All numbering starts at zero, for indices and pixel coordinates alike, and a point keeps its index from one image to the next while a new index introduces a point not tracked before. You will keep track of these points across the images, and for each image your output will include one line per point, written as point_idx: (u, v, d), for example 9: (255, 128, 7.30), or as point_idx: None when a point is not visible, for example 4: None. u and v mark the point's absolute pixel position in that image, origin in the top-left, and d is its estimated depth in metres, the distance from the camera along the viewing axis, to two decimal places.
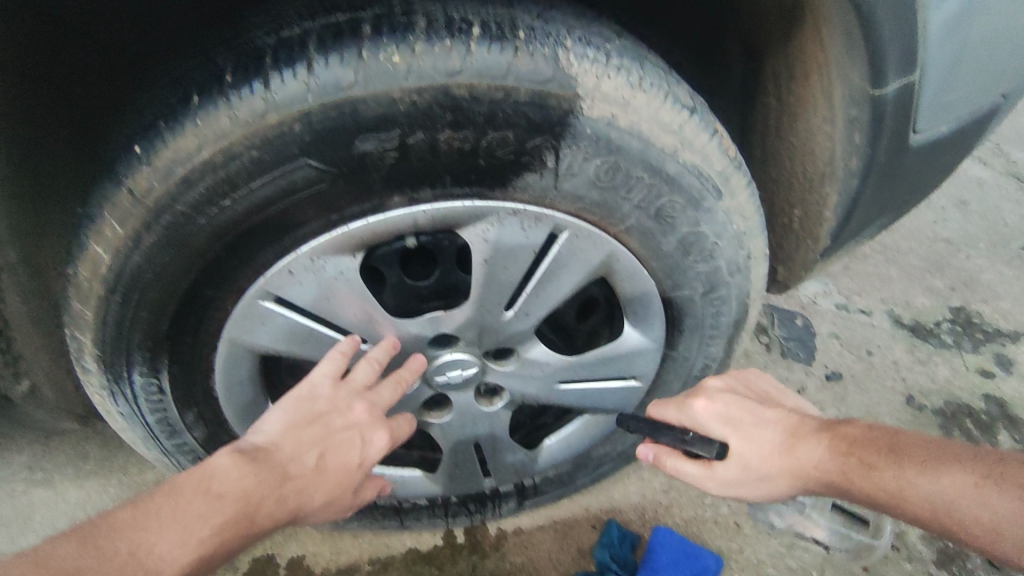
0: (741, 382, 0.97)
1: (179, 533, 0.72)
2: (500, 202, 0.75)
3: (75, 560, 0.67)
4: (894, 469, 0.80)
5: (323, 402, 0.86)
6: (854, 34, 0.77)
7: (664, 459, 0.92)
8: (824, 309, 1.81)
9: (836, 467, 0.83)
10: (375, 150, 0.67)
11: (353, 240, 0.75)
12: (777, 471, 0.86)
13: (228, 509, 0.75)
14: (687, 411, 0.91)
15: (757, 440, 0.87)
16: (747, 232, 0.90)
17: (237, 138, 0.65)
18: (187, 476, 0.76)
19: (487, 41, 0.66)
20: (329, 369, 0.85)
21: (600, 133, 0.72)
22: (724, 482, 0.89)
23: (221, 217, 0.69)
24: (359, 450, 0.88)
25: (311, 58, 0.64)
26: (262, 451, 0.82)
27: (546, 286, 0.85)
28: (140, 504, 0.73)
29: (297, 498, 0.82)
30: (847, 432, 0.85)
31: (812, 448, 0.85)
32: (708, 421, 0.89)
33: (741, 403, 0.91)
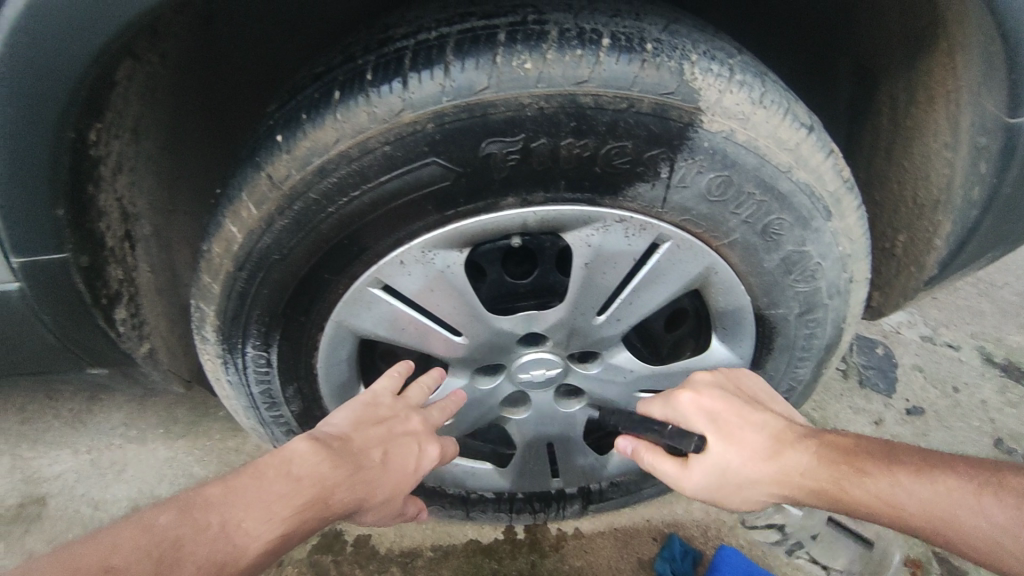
0: (733, 379, 0.90)
1: (263, 511, 0.75)
2: (608, 210, 0.76)
3: (174, 529, 0.71)
4: (889, 476, 0.77)
5: (385, 408, 0.91)
6: (995, 60, 0.75)
7: (642, 454, 0.90)
8: (907, 340, 1.74)
9: (825, 475, 0.79)
10: (499, 153, 0.70)
11: (463, 236, 0.78)
12: (760, 475, 0.82)
13: (306, 491, 0.78)
14: (672, 405, 0.89)
15: (741, 442, 0.83)
16: (853, 255, 0.88)
17: (374, 134, 0.69)
18: (269, 459, 0.80)
19: (616, 51, 0.68)
20: (388, 385, 0.92)
21: (717, 147, 0.72)
22: (703, 484, 0.86)
23: (348, 206, 0.74)
24: (417, 456, 0.90)
25: (448, 61, 0.67)
26: (335, 440, 0.85)
27: (639, 295, 0.87)
28: (229, 481, 0.77)
29: (365, 489, 0.84)
30: (836, 440, 0.82)
31: (801, 454, 0.81)
32: (691, 415, 0.86)
33: (733, 402, 0.86)
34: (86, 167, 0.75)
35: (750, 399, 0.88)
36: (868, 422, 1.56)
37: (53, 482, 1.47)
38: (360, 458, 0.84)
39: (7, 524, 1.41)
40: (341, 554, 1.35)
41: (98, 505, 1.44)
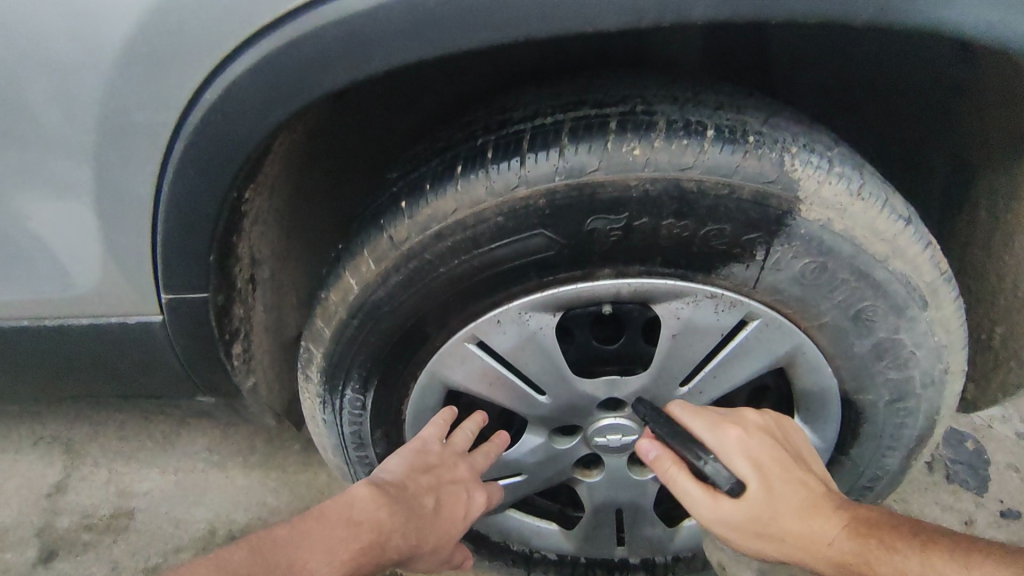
0: (779, 426, 0.88)
1: (325, 554, 0.79)
2: (700, 285, 0.80)
3: (247, 566, 0.74)
4: (919, 555, 0.77)
5: (433, 456, 0.94)
6: None
7: (666, 469, 0.85)
8: (1000, 436, 1.63)
9: (851, 549, 0.79)
10: (602, 228, 0.76)
11: (559, 301, 0.83)
12: (786, 531, 0.81)
13: (364, 536, 0.82)
14: (717, 434, 0.83)
15: (777, 497, 0.81)
16: (948, 345, 0.87)
17: (490, 205, 0.76)
18: (331, 503, 0.84)
19: (720, 142, 0.73)
20: (436, 433, 0.95)
21: (814, 235, 0.75)
22: (720, 523, 0.83)
23: (458, 268, 0.80)
24: (465, 504, 0.94)
25: (563, 144, 0.74)
26: (391, 488, 0.89)
27: (724, 369, 0.88)
28: (296, 525, 0.82)
29: (417, 536, 0.87)
30: (867, 514, 0.82)
31: (833, 525, 0.81)
32: (735, 452, 0.82)
33: (778, 453, 0.83)
34: (236, 221, 0.85)
35: (793, 453, 0.86)
36: (957, 522, 1.46)
37: (141, 498, 1.57)
38: (415, 504, 0.88)
39: (97, 534, 1.51)
40: None
41: (179, 524, 1.52)
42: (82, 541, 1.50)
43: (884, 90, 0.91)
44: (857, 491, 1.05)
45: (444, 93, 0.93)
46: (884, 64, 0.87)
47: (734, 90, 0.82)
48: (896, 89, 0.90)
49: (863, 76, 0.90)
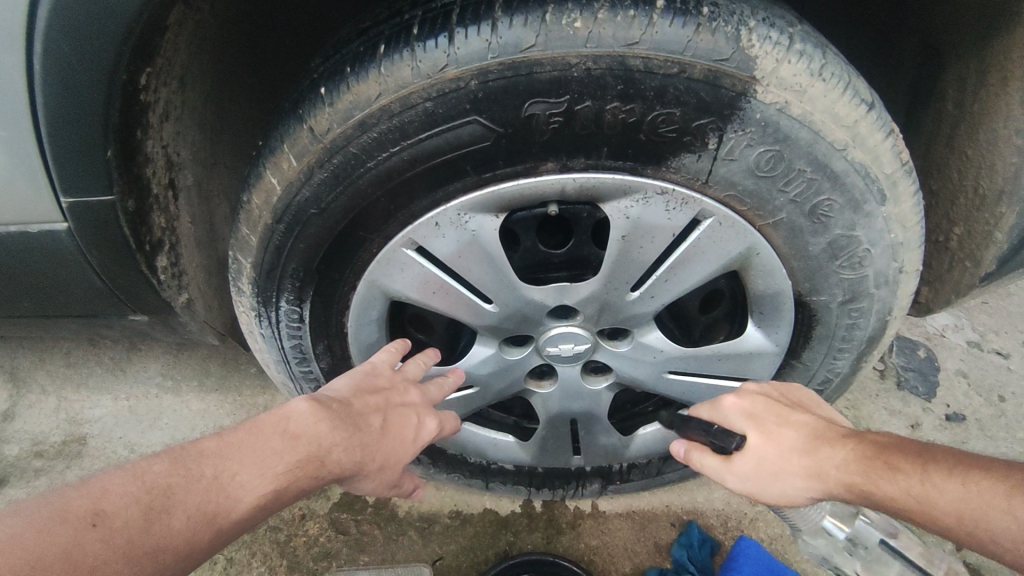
0: (780, 388, 0.88)
1: (258, 466, 0.73)
2: (650, 180, 0.75)
3: (167, 477, 0.68)
4: (920, 474, 0.69)
5: (382, 379, 0.90)
6: None
7: (692, 456, 0.87)
8: (953, 343, 1.67)
9: (857, 469, 0.72)
10: (542, 114, 0.69)
11: (500, 200, 0.77)
12: (797, 469, 0.77)
13: (303, 449, 0.76)
14: (717, 406, 0.86)
15: (778, 440, 0.79)
16: (904, 243, 0.84)
17: (416, 89, 0.68)
18: (267, 416, 0.78)
19: (671, 14, 0.65)
20: (386, 358, 0.92)
21: (769, 120, 0.69)
22: (747, 482, 0.81)
23: (386, 163, 0.73)
24: (414, 427, 0.90)
25: (496, 18, 0.66)
26: (335, 402, 0.82)
27: (674, 273, 0.85)
28: (225, 435, 0.75)
29: (362, 453, 0.81)
30: (875, 439, 0.75)
31: (839, 450, 0.75)
32: (732, 415, 0.84)
33: (774, 404, 0.83)
34: (135, 113, 0.77)
35: (793, 404, 0.85)
36: (904, 425, 1.51)
37: (93, 424, 1.53)
38: (361, 422, 0.83)
39: (50, 460, 1.48)
40: (362, 513, 1.38)
41: (133, 448, 1.49)
42: (33, 468, 1.47)
43: None
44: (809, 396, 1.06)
45: None
46: None
47: None
48: None
49: None
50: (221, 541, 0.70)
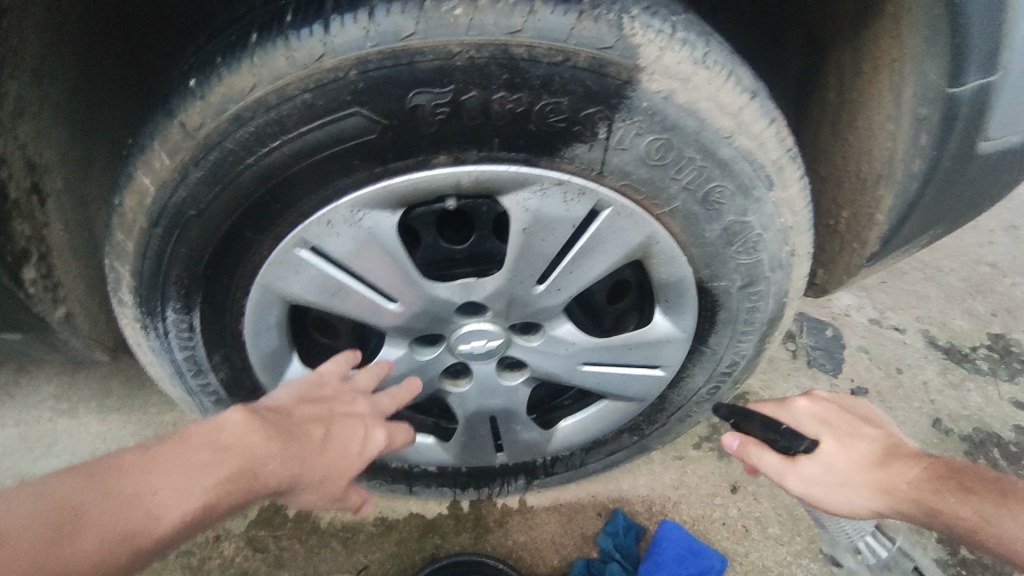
0: (844, 399, 0.91)
1: (181, 481, 0.66)
2: (545, 172, 0.74)
3: (78, 495, 0.61)
4: (995, 505, 0.74)
5: (328, 390, 0.88)
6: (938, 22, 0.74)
7: (748, 449, 0.87)
8: (856, 321, 1.78)
9: (928, 488, 0.76)
10: (427, 105, 0.67)
11: (394, 195, 0.75)
12: (865, 482, 0.80)
13: (234, 460, 0.70)
14: (786, 409, 0.88)
15: (852, 449, 0.81)
16: (795, 227, 0.87)
17: (293, 80, 0.65)
18: (197, 427, 0.72)
19: (552, 2, 0.64)
20: (334, 367, 0.90)
21: (656, 108, 0.70)
22: (812, 488, 0.83)
23: (267, 160, 0.69)
24: (360, 440, 0.85)
25: (373, 4, 0.63)
26: (272, 414, 0.79)
27: (579, 265, 0.85)
28: (149, 449, 0.68)
29: (301, 466, 0.76)
30: (948, 461, 0.79)
31: (913, 466, 0.78)
32: (805, 418, 0.85)
33: (845, 414, 0.86)
34: None
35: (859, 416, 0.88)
36: None
37: None
38: (298, 433, 0.78)
39: None
40: (281, 529, 1.31)
41: (23, 478, 1.36)
42: None
43: None
44: (719, 380, 1.09)
45: None
46: None
47: None
48: None
49: None
50: (141, 563, 0.63)
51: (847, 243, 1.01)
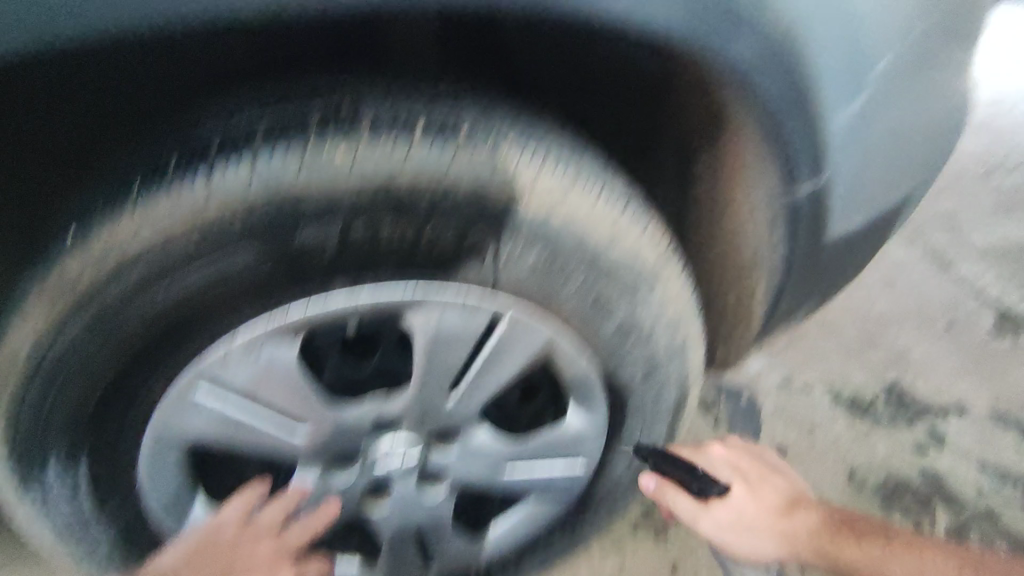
0: (751, 451, 1.15)
1: None
2: (440, 290, 0.77)
3: None
4: (886, 548, 1.05)
5: (227, 533, 0.88)
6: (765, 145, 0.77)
7: (664, 490, 1.07)
8: (768, 385, 1.87)
9: (820, 542, 1.05)
10: (316, 240, 0.70)
11: (292, 328, 0.74)
12: (773, 530, 1.05)
13: None
14: (706, 458, 1.11)
15: (760, 497, 1.07)
16: (682, 318, 0.94)
17: (176, 228, 0.66)
18: None
19: (429, 138, 0.70)
20: (236, 510, 0.89)
21: (537, 227, 0.75)
22: (714, 524, 1.06)
23: (155, 303, 0.69)
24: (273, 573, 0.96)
25: (256, 150, 0.66)
26: None
27: (485, 373, 0.87)
28: None
29: None
30: (836, 515, 1.09)
31: (810, 514, 1.07)
32: (722, 469, 1.09)
33: (747, 461, 1.12)
34: None
35: (759, 464, 1.13)
36: None
37: None
38: None
39: None
40: None
41: None
42: None
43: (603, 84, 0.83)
44: (639, 465, 1.11)
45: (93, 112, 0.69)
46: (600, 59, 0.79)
47: (468, 94, 0.75)
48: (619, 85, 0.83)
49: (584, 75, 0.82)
50: None
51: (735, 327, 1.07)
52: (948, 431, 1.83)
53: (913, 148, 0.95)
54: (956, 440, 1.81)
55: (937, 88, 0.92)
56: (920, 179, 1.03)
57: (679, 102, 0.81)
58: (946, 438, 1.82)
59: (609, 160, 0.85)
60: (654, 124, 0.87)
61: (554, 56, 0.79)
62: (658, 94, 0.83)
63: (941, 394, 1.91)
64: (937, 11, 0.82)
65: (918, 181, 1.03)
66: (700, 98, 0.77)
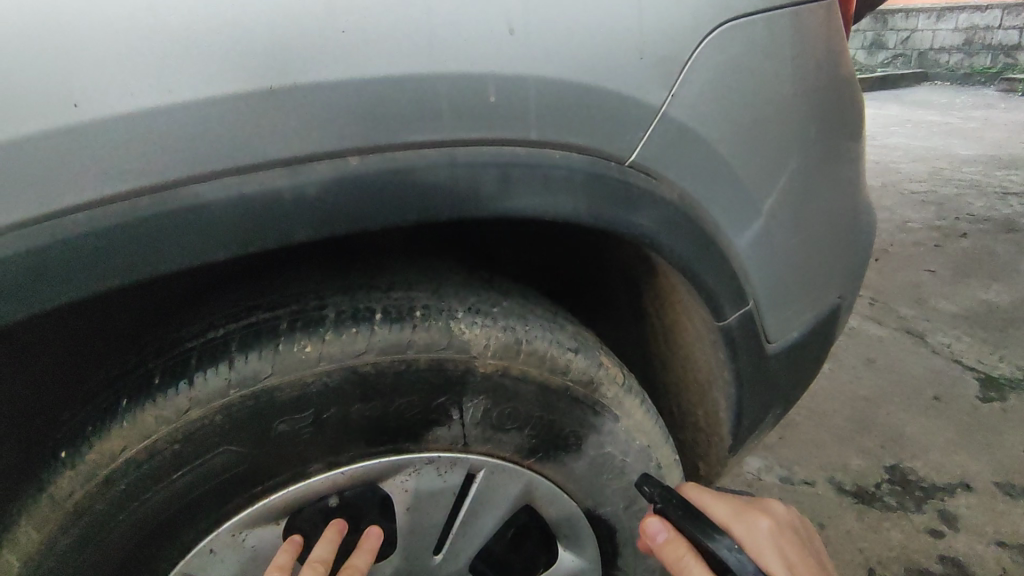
0: (806, 540, 0.94)
1: None
2: (415, 455, 0.82)
3: None
4: None
5: None
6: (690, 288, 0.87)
7: (673, 547, 0.88)
8: (769, 484, 1.79)
9: None
10: (292, 428, 0.75)
11: (276, 509, 0.78)
12: None
13: None
14: (752, 530, 0.90)
15: None
16: (652, 445, 0.97)
17: (161, 435, 0.71)
18: None
19: (388, 321, 0.77)
20: None
21: (497, 383, 0.82)
22: None
23: (142, 509, 0.72)
24: None
25: (232, 356, 0.73)
26: None
27: (470, 527, 0.89)
28: None
29: None
30: None
31: None
32: (767, 550, 0.87)
33: (806, 557, 0.88)
34: None
35: (812, 564, 0.89)
36: None
37: None
38: None
39: None
40: None
41: None
42: None
43: (551, 243, 0.99)
44: None
45: (113, 329, 0.81)
46: (542, 229, 0.95)
47: (430, 275, 0.86)
48: (561, 242, 0.98)
49: (534, 238, 0.98)
50: None
51: (712, 438, 1.09)
52: (957, 510, 1.70)
53: (832, 262, 1.07)
54: (969, 518, 1.67)
55: (840, 211, 1.05)
56: (848, 285, 1.15)
57: (618, 255, 0.97)
58: (958, 516, 1.68)
59: (559, 313, 0.94)
60: (600, 266, 1.02)
61: (502, 228, 0.96)
62: (596, 246, 0.98)
63: (943, 470, 1.82)
64: (820, 151, 0.96)
65: (847, 286, 1.14)
66: (635, 252, 0.92)
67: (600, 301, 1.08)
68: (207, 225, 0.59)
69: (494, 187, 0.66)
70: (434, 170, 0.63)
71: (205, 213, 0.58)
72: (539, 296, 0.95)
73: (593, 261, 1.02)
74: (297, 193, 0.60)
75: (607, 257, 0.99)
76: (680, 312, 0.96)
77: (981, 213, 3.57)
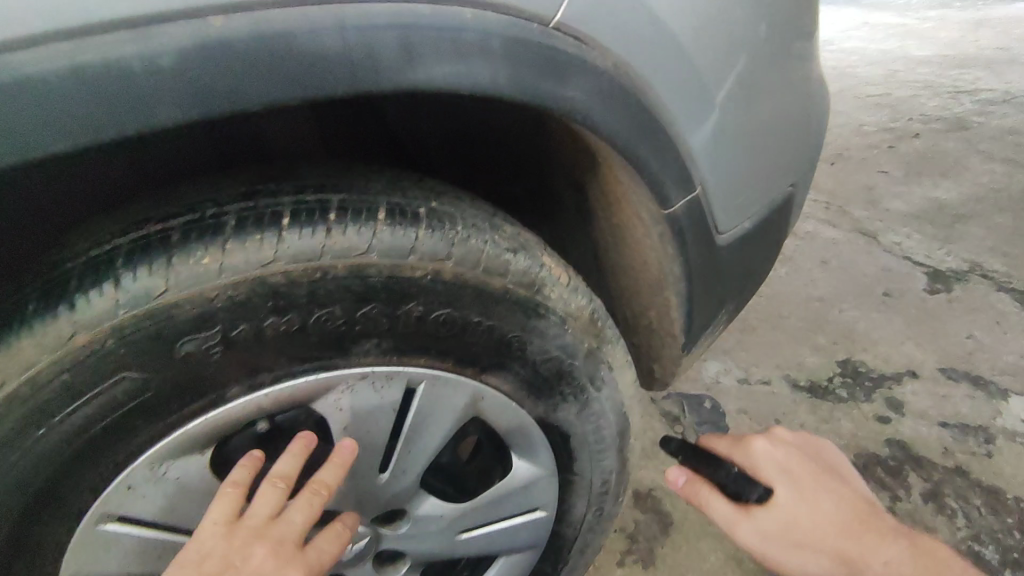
0: (806, 443, 0.99)
1: None
2: (344, 371, 0.76)
3: None
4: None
5: (215, 558, 0.72)
6: (631, 175, 0.80)
7: (693, 487, 0.95)
8: (727, 386, 1.80)
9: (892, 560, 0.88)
10: (198, 350, 0.67)
11: (197, 440, 0.72)
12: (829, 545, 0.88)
13: None
14: (749, 451, 0.94)
15: (816, 504, 0.89)
16: (601, 347, 0.93)
17: (45, 366, 0.63)
18: None
19: (297, 227, 0.69)
20: (220, 512, 0.73)
21: (427, 288, 0.75)
22: (760, 534, 0.91)
23: (38, 449, 0.65)
24: None
25: (118, 274, 0.65)
26: None
27: (414, 443, 0.85)
28: None
29: None
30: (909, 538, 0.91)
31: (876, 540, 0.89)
32: (767, 464, 0.92)
33: (805, 461, 0.94)
34: None
35: (815, 462, 0.95)
36: None
37: None
38: None
39: None
40: None
41: None
42: None
43: (484, 139, 0.90)
44: (599, 500, 1.06)
45: None
46: (470, 121, 0.86)
47: (346, 175, 0.78)
48: (494, 136, 0.89)
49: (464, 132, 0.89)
50: None
51: (665, 339, 1.06)
52: (903, 396, 1.75)
53: (785, 145, 1.01)
54: (914, 404, 1.73)
55: (794, 95, 0.99)
56: (801, 172, 1.10)
57: (557, 148, 0.88)
58: (904, 402, 1.74)
59: (496, 213, 0.87)
60: (540, 163, 0.94)
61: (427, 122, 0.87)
62: (532, 139, 0.89)
63: (891, 360, 1.87)
64: (771, 20, 0.88)
65: (800, 173, 1.09)
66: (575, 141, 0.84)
67: (546, 203, 1.00)
68: (41, 104, 0.48)
69: (394, 54, 0.57)
70: (319, 34, 0.54)
71: (37, 92, 0.48)
72: (472, 197, 0.88)
73: (533, 159, 0.93)
74: (151, 65, 0.50)
75: (545, 152, 0.90)
76: (625, 206, 0.90)
77: (933, 112, 3.57)
